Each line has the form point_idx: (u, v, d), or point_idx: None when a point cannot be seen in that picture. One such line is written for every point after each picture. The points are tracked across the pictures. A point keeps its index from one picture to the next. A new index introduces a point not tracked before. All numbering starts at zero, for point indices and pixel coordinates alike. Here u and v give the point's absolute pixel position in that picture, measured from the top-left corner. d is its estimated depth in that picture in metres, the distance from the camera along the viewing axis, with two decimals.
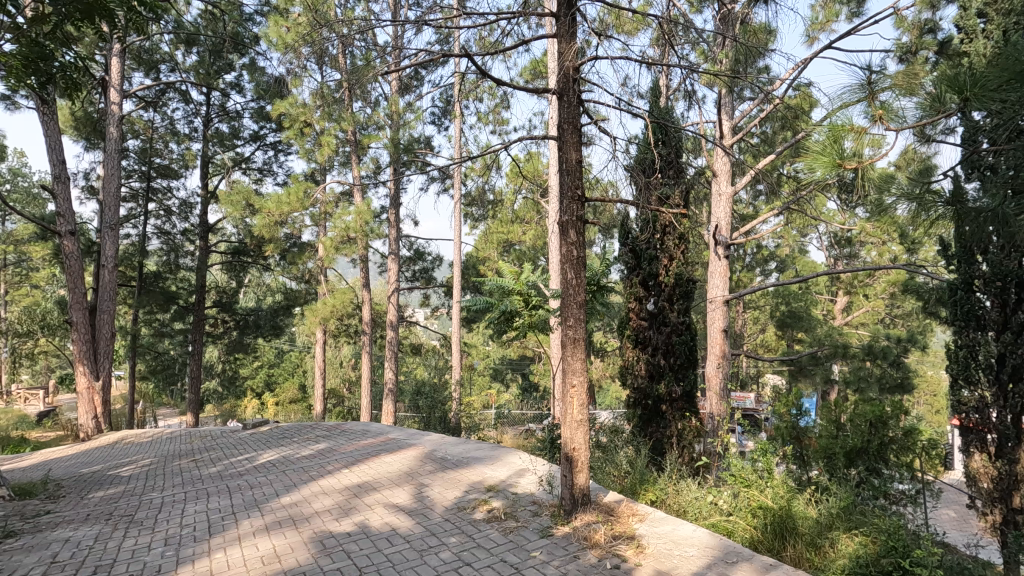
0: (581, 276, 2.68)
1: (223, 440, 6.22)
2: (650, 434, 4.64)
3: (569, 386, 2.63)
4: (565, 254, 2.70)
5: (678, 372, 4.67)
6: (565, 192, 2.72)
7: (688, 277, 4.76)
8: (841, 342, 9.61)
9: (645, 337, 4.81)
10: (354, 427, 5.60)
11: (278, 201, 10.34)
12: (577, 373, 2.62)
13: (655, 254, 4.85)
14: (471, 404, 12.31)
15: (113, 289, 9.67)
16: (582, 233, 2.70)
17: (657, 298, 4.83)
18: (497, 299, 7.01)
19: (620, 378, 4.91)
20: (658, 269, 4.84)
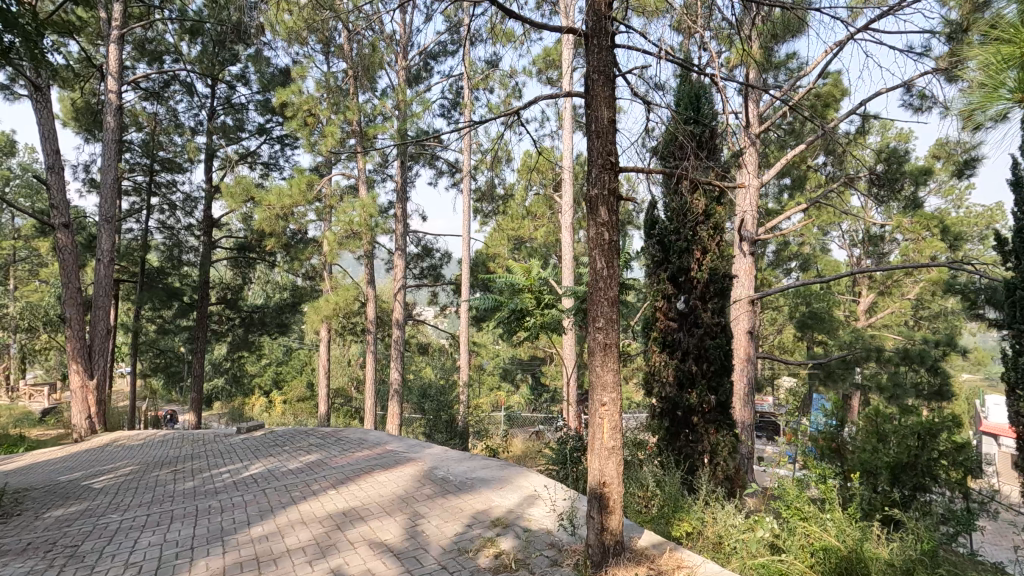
0: (613, 264, 2.21)
1: (213, 447, 5.78)
2: (679, 448, 4.17)
3: (599, 401, 2.19)
4: (593, 237, 2.23)
5: (713, 379, 4.16)
6: (593, 161, 2.25)
7: (723, 272, 4.26)
8: (875, 345, 9.02)
9: (674, 341, 4.33)
10: (351, 434, 5.16)
11: (280, 193, 9.93)
12: (609, 385, 2.18)
13: (686, 247, 4.36)
14: (480, 407, 11.86)
15: (108, 285, 9.29)
16: (616, 212, 2.23)
17: (688, 296, 4.33)
18: (506, 297, 6.55)
19: (646, 385, 4.44)
20: (690, 264, 4.34)
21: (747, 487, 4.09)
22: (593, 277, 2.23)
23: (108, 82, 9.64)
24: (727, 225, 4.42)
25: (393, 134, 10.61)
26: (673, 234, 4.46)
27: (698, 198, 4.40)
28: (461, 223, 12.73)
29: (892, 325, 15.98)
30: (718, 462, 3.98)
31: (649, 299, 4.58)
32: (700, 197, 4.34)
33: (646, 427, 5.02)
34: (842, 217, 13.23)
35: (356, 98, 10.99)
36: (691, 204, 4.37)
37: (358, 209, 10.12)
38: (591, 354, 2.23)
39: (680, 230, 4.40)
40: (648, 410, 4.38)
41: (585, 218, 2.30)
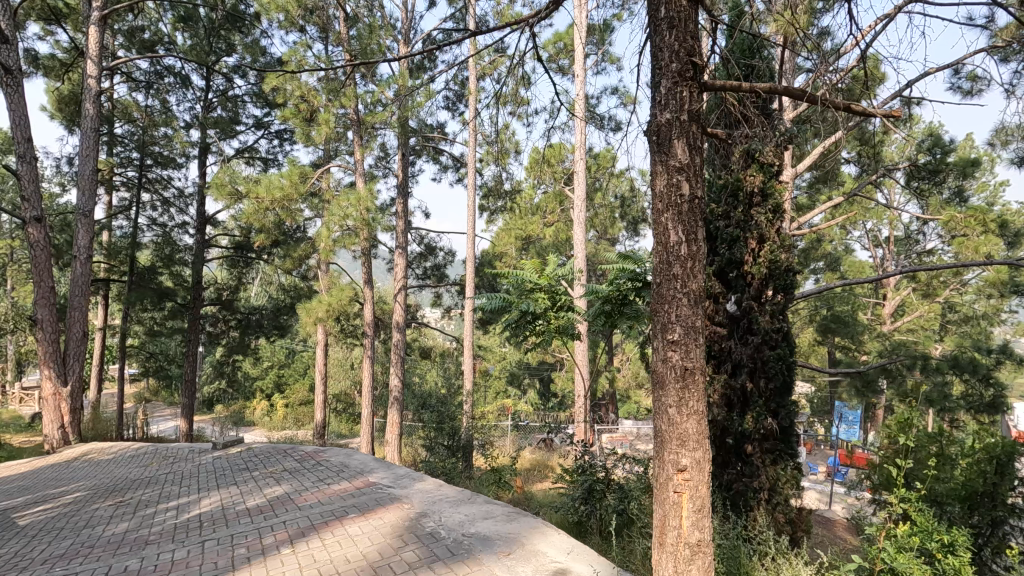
0: (697, 246, 1.88)
1: (181, 467, 5.05)
2: (729, 484, 3.55)
3: (662, 409, 1.91)
4: (662, 198, 1.91)
5: (775, 399, 3.57)
6: (661, 74, 1.94)
7: (785, 267, 3.65)
8: (920, 352, 8.18)
9: (723, 348, 3.80)
10: (333, 457, 4.39)
11: (271, 185, 9.19)
12: (676, 390, 1.86)
13: (739, 237, 3.81)
14: (486, 416, 11.09)
15: (85, 285, 8.64)
16: (697, 151, 1.90)
17: (741, 297, 3.79)
18: (515, 297, 5.76)
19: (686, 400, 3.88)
20: (743, 257, 3.78)
21: (812, 531, 3.43)
22: (658, 245, 1.93)
23: (88, 66, 8.97)
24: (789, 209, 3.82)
25: (394, 124, 9.91)
26: (723, 220, 3.90)
27: (751, 174, 3.82)
28: (466, 220, 12.03)
29: (920, 329, 15.13)
30: (777, 502, 3.34)
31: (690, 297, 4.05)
32: (757, 173, 3.79)
33: None
34: (871, 213, 12.42)
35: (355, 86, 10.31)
36: (743, 183, 3.84)
37: (354, 203, 9.41)
38: (653, 349, 1.95)
39: (732, 215, 3.86)
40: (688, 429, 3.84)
41: (654, 163, 1.95)
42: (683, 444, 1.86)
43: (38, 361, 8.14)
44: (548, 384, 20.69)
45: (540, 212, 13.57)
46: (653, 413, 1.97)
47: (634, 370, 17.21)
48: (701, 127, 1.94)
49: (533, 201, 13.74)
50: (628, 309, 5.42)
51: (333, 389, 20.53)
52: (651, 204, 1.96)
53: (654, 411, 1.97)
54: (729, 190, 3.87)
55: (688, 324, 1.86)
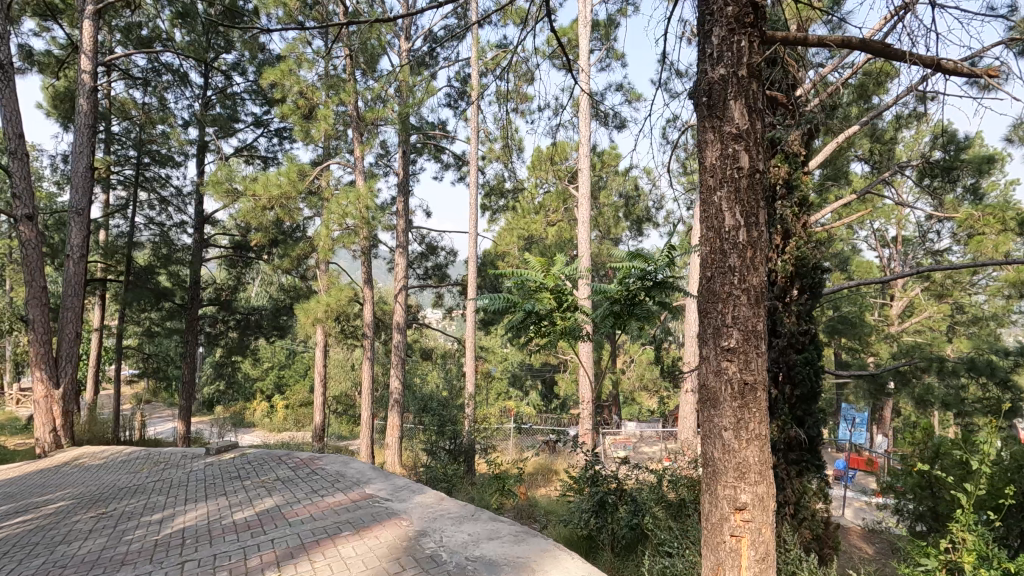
0: (758, 239, 1.69)
1: (172, 474, 4.83)
2: None
3: (712, 417, 1.73)
4: (716, 175, 1.72)
5: (800, 407, 3.63)
6: (713, 21, 1.75)
7: (811, 265, 3.73)
8: (935, 354, 7.95)
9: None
10: (329, 465, 4.17)
11: (269, 183, 8.98)
12: (730, 394, 1.68)
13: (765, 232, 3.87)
14: (488, 418, 10.89)
15: (77, 285, 8.44)
16: (755, 116, 1.71)
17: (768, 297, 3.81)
18: (519, 297, 5.53)
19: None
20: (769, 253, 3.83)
21: (838, 547, 3.46)
22: (709, 228, 1.74)
23: (81, 61, 8.77)
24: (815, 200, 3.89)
25: (394, 120, 9.70)
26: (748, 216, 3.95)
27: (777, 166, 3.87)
28: (467, 219, 11.82)
29: (927, 330, 14.91)
30: (802, 517, 3.40)
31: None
32: (783, 165, 3.84)
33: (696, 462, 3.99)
34: (880, 212, 12.20)
35: (355, 83, 10.10)
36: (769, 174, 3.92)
37: (353, 200, 9.20)
38: (703, 349, 1.76)
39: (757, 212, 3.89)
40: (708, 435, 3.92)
41: (709, 136, 1.76)
42: (738, 456, 1.66)
43: (30, 362, 7.94)
44: (550, 385, 20.48)
45: (544, 212, 13.37)
46: (703, 420, 1.78)
47: (638, 371, 16.96)
48: (758, 92, 1.75)
49: (536, 200, 13.53)
50: (638, 309, 5.22)
51: (333, 390, 20.36)
52: (703, 182, 1.78)
53: (703, 417, 1.78)
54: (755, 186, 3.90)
55: (745, 320, 1.67)
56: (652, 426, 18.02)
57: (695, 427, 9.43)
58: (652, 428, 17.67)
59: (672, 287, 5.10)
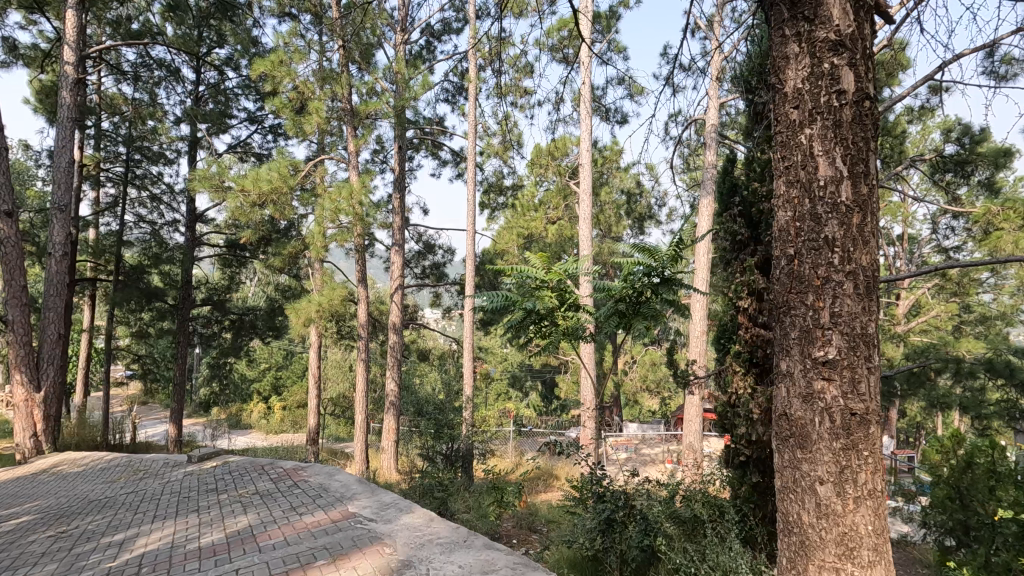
0: (861, 203, 1.63)
1: (147, 486, 4.51)
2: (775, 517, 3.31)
3: (800, 455, 1.68)
4: (803, 110, 1.68)
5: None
6: None
7: None
8: (950, 355, 7.65)
9: (769, 353, 3.51)
10: (312, 477, 3.87)
11: (258, 178, 8.65)
12: (824, 427, 1.62)
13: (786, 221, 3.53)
14: (487, 421, 10.59)
15: (60, 284, 8.13)
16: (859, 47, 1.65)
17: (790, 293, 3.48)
18: (519, 295, 5.19)
19: (726, 414, 3.71)
20: None
21: None
22: (796, 177, 1.71)
23: (65, 52, 8.45)
24: None
25: (389, 114, 9.41)
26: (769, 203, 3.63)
27: None
28: (465, 216, 11.52)
29: (934, 330, 14.61)
30: None
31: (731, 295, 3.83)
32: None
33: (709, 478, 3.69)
34: (887, 209, 11.91)
35: (348, 76, 9.80)
36: None
37: (346, 196, 8.88)
38: (790, 363, 1.72)
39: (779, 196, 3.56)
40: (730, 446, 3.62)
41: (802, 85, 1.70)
42: (839, 515, 1.59)
43: (8, 365, 7.63)
44: (550, 386, 20.20)
45: (543, 210, 13.07)
46: (787, 454, 1.74)
47: (641, 372, 16.64)
48: (860, 12, 1.69)
49: (535, 198, 13.24)
50: (644, 307, 4.90)
51: (330, 392, 20.06)
52: (787, 119, 1.74)
53: (788, 451, 1.74)
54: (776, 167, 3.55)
55: (845, 328, 1.61)
56: (653, 428, 17.70)
57: (700, 430, 9.12)
58: (654, 430, 17.36)
59: (679, 283, 4.78)
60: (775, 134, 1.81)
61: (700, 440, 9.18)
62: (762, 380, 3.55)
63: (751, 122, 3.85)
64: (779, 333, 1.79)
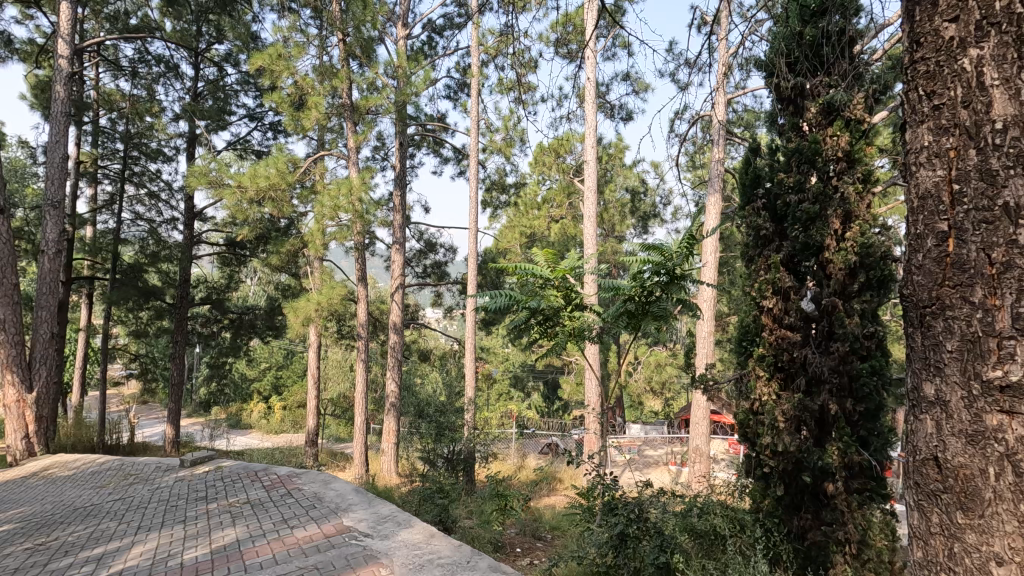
0: None
1: (136, 492, 4.32)
2: (804, 531, 3.21)
3: (962, 522, 1.13)
4: (968, 18, 1.15)
5: (863, 426, 3.20)
6: None
7: (879, 252, 3.20)
8: None
9: (796, 358, 3.41)
10: (307, 485, 3.68)
11: (256, 174, 8.45)
12: (1006, 484, 1.06)
13: (815, 216, 3.40)
14: (489, 423, 10.39)
15: (53, 282, 7.96)
16: None
17: (820, 292, 3.37)
18: (523, 295, 4.98)
19: (747, 423, 3.52)
20: (825, 241, 3.35)
21: None
22: (949, 112, 1.17)
23: (58, 45, 8.25)
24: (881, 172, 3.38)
25: (390, 109, 9.21)
26: (797, 195, 3.50)
27: (832, 135, 3.42)
28: (467, 214, 11.33)
29: None
30: (867, 559, 2.98)
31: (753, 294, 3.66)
32: (841, 133, 3.43)
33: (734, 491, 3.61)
34: None
35: (349, 71, 9.63)
36: (825, 145, 3.44)
37: (346, 192, 8.67)
38: (943, 387, 1.16)
39: (806, 188, 3.46)
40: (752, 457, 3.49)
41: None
42: None
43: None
44: (553, 387, 19.98)
45: (546, 208, 12.88)
46: (937, 519, 1.18)
47: (644, 373, 16.45)
48: None
49: (538, 196, 13.05)
50: (654, 307, 4.71)
51: (331, 391, 19.90)
52: (940, 34, 1.21)
53: (937, 514, 1.18)
54: (807, 156, 3.46)
55: None
56: (657, 429, 17.48)
57: (707, 433, 8.93)
58: (657, 431, 17.15)
59: (691, 282, 4.57)
60: (912, 58, 1.27)
61: (707, 443, 8.98)
62: (788, 387, 3.47)
63: (778, 121, 3.82)
64: (918, 341, 1.24)
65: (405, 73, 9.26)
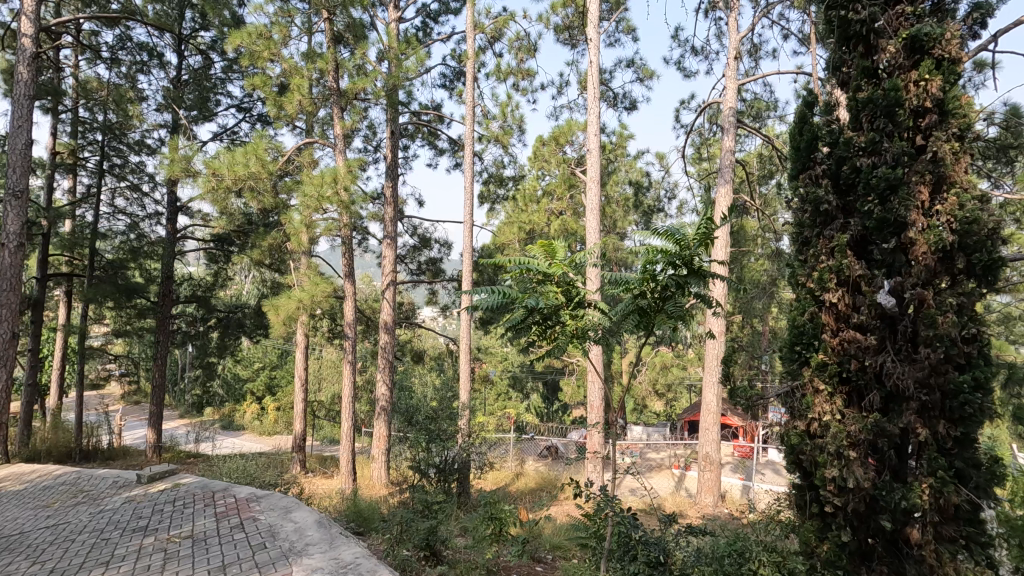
0: None
1: (74, 517, 3.74)
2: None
3: None
4: None
5: (958, 456, 2.70)
6: None
7: (980, 232, 2.74)
8: (1006, 360, 6.76)
9: (867, 366, 2.92)
10: (264, 515, 3.16)
11: (233, 160, 7.86)
12: None
13: (899, 182, 2.93)
14: (486, 428, 9.82)
15: (14, 277, 7.40)
16: None
17: (905, 281, 2.87)
18: (519, 292, 4.41)
19: (802, 448, 3.05)
20: (911, 216, 2.88)
21: None
22: None
23: (21, 22, 7.64)
24: (981, 131, 2.95)
25: (379, 93, 8.65)
26: (869, 157, 3.08)
27: (919, 83, 3.00)
28: (462, 207, 10.76)
29: None
30: None
31: (810, 285, 3.21)
32: (932, 77, 2.96)
33: (783, 530, 3.11)
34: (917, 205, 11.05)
35: (336, 55, 9.06)
36: (907, 99, 3.02)
37: (332, 182, 8.08)
38: None
39: (882, 150, 3.02)
40: (809, 492, 3.01)
41: None
42: None
43: None
44: (553, 388, 19.38)
45: (546, 202, 12.32)
46: None
47: (649, 375, 15.87)
48: None
49: (538, 190, 12.50)
50: (667, 303, 4.14)
51: (325, 392, 19.31)
52: None
53: None
54: (884, 106, 3.03)
55: None
56: (660, 432, 16.92)
57: (718, 439, 8.35)
58: (660, 435, 16.57)
59: (711, 275, 4.01)
60: None
61: (718, 450, 8.41)
62: (854, 403, 2.99)
63: (845, 72, 3.38)
64: None
65: (396, 56, 8.68)
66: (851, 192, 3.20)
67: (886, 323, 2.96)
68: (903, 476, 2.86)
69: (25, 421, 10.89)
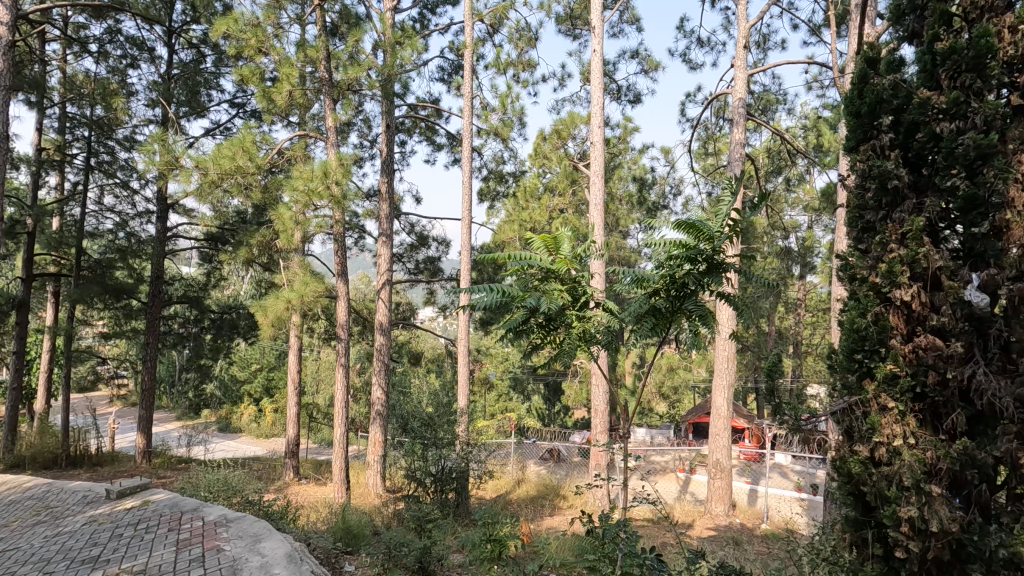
0: None
1: (27, 541, 3.37)
2: None
3: None
4: None
5: None
6: None
7: None
8: None
9: (950, 380, 2.59)
10: (232, 544, 2.87)
11: (217, 154, 7.48)
12: None
13: (993, 150, 2.56)
14: (486, 432, 9.46)
15: None
16: None
17: (998, 276, 2.56)
18: (519, 290, 4.03)
19: (864, 479, 2.67)
20: (1006, 189, 2.53)
21: None
22: None
23: None
24: None
25: (373, 84, 8.28)
26: (951, 121, 2.73)
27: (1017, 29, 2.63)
28: (461, 203, 10.40)
29: None
30: None
31: (875, 280, 2.83)
32: None
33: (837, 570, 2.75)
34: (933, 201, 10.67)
35: (329, 45, 8.67)
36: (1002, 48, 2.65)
37: (322, 177, 7.72)
38: None
39: (971, 113, 2.66)
40: (871, 530, 2.66)
41: None
42: None
43: None
44: (555, 389, 19.01)
45: (547, 199, 11.93)
46: None
47: (653, 376, 15.49)
48: None
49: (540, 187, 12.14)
50: (686, 303, 3.76)
51: (322, 394, 18.94)
52: None
53: None
54: (972, 57, 2.67)
55: None
56: (664, 435, 16.54)
57: (728, 445, 7.94)
58: (664, 437, 16.22)
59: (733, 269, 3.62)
60: None
61: (728, 456, 8.02)
62: (929, 424, 2.66)
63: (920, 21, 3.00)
64: None
65: (390, 45, 8.30)
66: (924, 165, 2.85)
67: (973, 326, 2.65)
68: (989, 512, 2.54)
69: (8, 426, 10.50)
